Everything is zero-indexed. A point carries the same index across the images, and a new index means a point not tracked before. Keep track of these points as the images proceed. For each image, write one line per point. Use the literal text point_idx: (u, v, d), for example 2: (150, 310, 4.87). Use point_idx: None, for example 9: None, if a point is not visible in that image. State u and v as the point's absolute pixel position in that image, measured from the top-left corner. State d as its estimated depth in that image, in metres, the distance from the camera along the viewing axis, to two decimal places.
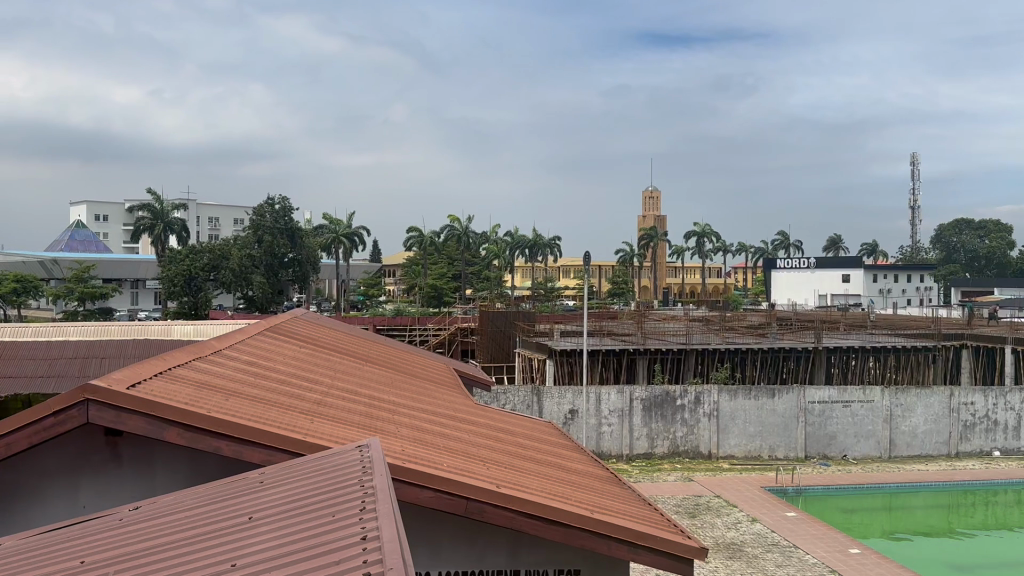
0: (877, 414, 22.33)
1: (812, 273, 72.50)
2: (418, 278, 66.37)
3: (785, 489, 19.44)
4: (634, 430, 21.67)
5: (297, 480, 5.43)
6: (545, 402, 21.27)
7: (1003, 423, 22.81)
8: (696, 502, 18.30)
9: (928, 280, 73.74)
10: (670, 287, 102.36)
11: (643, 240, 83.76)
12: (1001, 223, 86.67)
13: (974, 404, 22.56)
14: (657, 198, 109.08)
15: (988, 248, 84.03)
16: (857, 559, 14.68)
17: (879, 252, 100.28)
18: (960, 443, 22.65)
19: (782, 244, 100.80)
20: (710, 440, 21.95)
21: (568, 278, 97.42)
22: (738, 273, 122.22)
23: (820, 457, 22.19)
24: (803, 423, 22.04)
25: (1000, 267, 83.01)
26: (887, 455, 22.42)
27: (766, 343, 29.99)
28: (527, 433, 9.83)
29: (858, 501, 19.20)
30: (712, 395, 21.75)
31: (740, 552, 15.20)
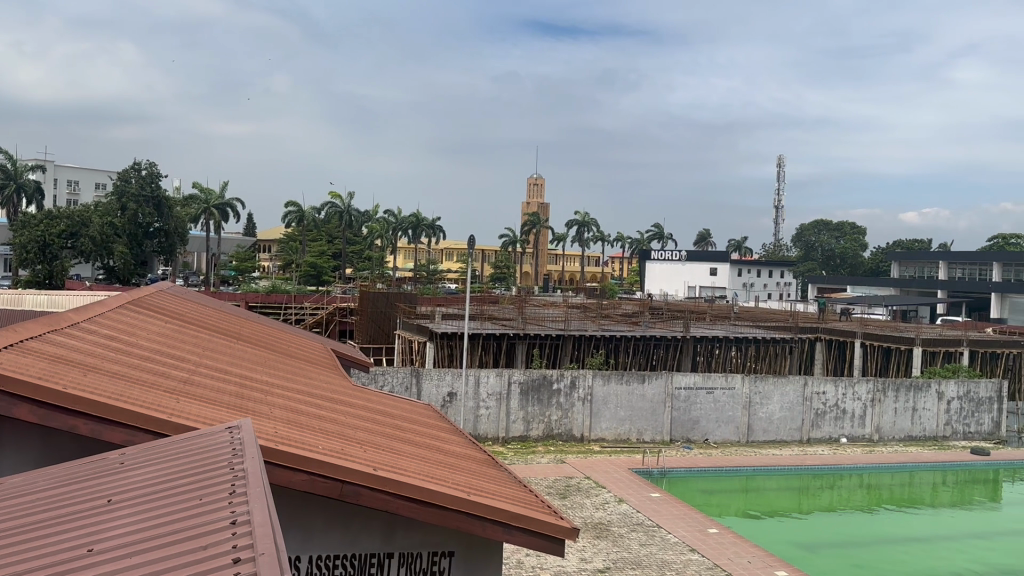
0: (738, 401, 23.56)
1: (682, 265, 75.81)
2: (295, 255, 64.61)
3: (650, 471, 20.20)
4: (511, 413, 21.92)
5: (161, 462, 5.16)
6: (423, 384, 21.16)
7: (850, 412, 24.52)
8: (567, 484, 18.75)
9: (788, 276, 78.10)
10: (550, 273, 104.13)
11: (525, 226, 84.64)
12: (856, 226, 92.61)
13: (825, 393, 24.18)
14: (541, 185, 110.46)
15: (843, 249, 89.85)
16: (714, 538, 15.44)
17: (746, 248, 105.51)
18: (811, 430, 24.18)
19: (657, 236, 104.40)
20: (583, 423, 22.49)
21: (450, 261, 97.31)
22: (615, 262, 125.90)
23: (683, 441, 23.18)
24: (669, 408, 22.96)
25: (853, 267, 88.99)
26: (745, 440, 23.67)
27: (640, 331, 31.02)
28: (404, 415, 9.74)
29: (717, 483, 20.21)
30: (587, 380, 22.31)
31: (607, 531, 15.69)
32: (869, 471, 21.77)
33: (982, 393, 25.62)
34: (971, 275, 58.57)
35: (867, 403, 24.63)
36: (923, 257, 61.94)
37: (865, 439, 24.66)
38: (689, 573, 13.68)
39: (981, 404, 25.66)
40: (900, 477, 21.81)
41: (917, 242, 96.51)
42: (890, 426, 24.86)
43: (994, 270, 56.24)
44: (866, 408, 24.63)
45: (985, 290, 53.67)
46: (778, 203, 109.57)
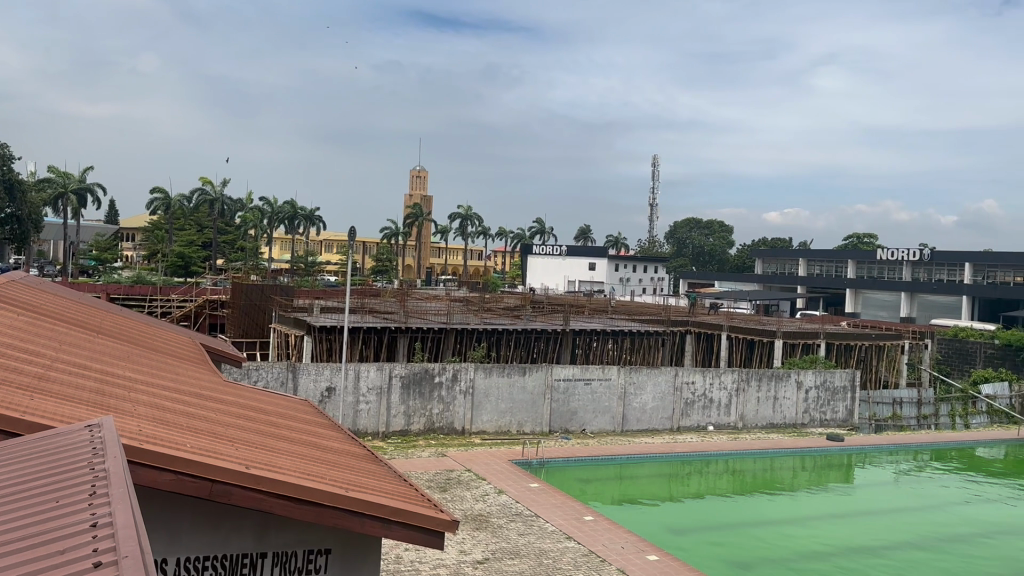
0: (614, 392, 24.22)
1: (563, 260, 77.47)
2: (162, 244, 61.35)
3: (530, 462, 20.48)
4: (392, 407, 21.68)
5: (13, 464, 4.76)
6: (300, 379, 20.57)
7: (717, 401, 25.69)
8: (448, 477, 18.72)
9: (662, 271, 80.93)
10: (432, 266, 103.72)
11: (408, 218, 83.81)
12: (724, 225, 97.01)
13: (694, 383, 25.26)
14: (423, 177, 109.68)
15: (712, 246, 93.93)
16: (590, 525, 15.82)
17: (623, 244, 108.61)
18: (681, 418, 25.17)
19: (538, 231, 105.87)
20: (464, 416, 22.51)
21: (329, 253, 95.17)
22: (497, 256, 126.81)
23: (562, 431, 23.61)
24: (549, 400, 23.35)
25: (721, 263, 93.23)
26: (620, 429, 24.37)
27: (521, 324, 31.38)
28: (280, 411, 9.44)
29: (593, 472, 20.71)
30: (469, 373, 22.34)
31: (486, 523, 15.78)
32: (734, 457, 22.90)
33: (837, 382, 27.39)
34: (828, 272, 62.54)
35: (733, 392, 25.87)
36: (784, 254, 65.55)
37: (730, 427, 25.89)
38: (566, 560, 13.95)
39: (836, 392, 27.43)
40: (763, 462, 23.05)
41: (780, 239, 101.92)
42: (753, 414, 26.23)
43: (848, 268, 60.25)
44: (732, 397, 25.88)
45: (840, 286, 57.41)
46: (653, 200, 113.21)
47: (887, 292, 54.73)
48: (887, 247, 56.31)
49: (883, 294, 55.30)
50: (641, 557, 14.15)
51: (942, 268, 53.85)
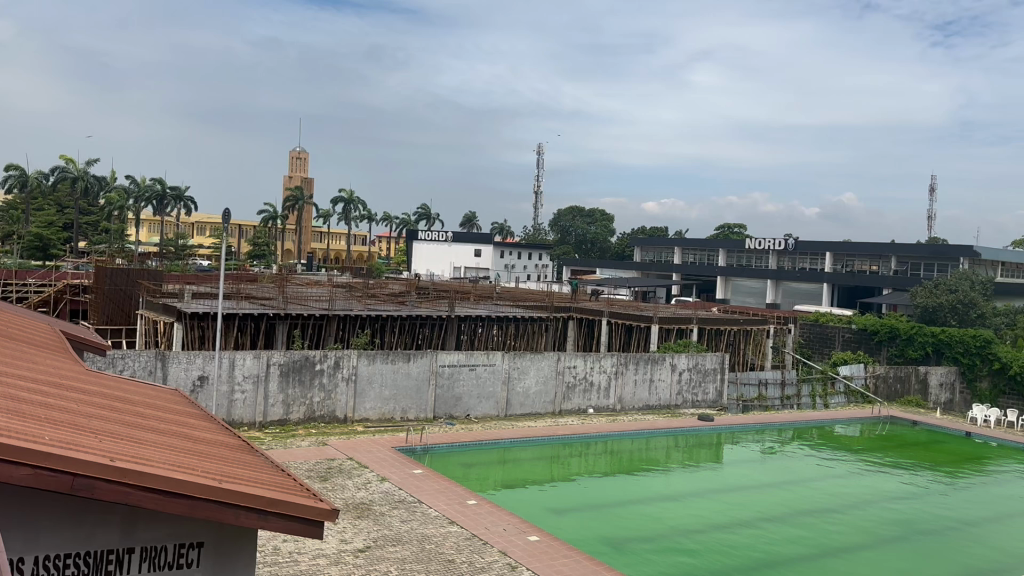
0: (498, 376, 24.45)
1: (449, 246, 77.31)
2: (17, 224, 57.02)
3: (413, 448, 20.40)
4: (269, 396, 21.07)
5: None
6: (170, 367, 19.67)
7: (597, 384, 26.38)
8: (329, 466, 18.40)
9: (546, 258, 82.14)
10: (314, 251, 101.30)
11: (288, 201, 81.42)
12: (605, 213, 99.30)
13: (576, 367, 25.85)
14: (304, 159, 106.67)
15: (595, 234, 95.93)
16: (473, 510, 15.93)
17: (508, 230, 109.42)
18: (563, 402, 25.69)
19: (423, 216, 105.20)
20: (346, 403, 22.14)
21: (204, 236, 91.24)
22: (381, 241, 125.16)
23: (446, 417, 23.62)
24: (433, 385, 23.31)
25: (603, 251, 95.44)
26: (504, 413, 24.62)
27: (404, 310, 31.13)
28: (148, 400, 9.01)
29: (475, 457, 20.85)
30: (351, 359, 22.00)
31: (368, 511, 15.63)
32: (612, 438, 23.60)
33: (708, 364, 28.70)
34: (701, 260, 65.28)
35: (612, 375, 26.64)
36: (662, 243, 67.80)
37: (609, 409, 26.65)
38: (448, 545, 14.00)
39: (707, 374, 28.74)
40: (640, 443, 23.85)
41: (657, 228, 105.33)
42: (631, 397, 27.11)
43: (720, 256, 63.06)
44: (611, 380, 26.64)
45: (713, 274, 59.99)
46: (537, 187, 114.47)
47: (755, 280, 57.65)
48: (755, 236, 59.24)
49: (751, 282, 58.22)
50: (523, 539, 14.38)
51: (806, 257, 57.19)
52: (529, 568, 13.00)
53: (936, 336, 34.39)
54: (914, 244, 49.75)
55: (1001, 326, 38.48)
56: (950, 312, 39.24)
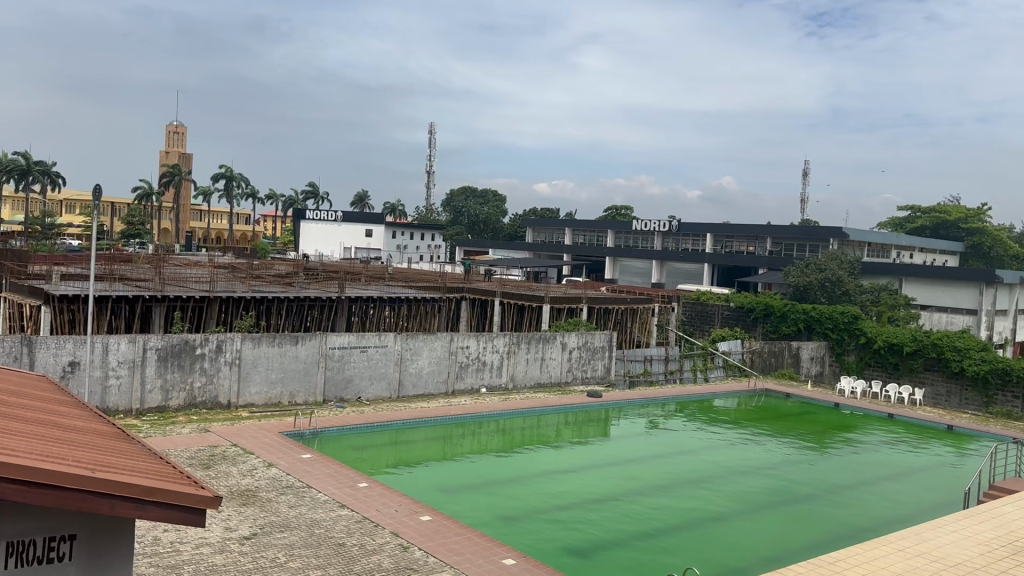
0: (389, 358, 24.23)
1: (338, 226, 75.77)
2: None
3: (302, 433, 20.00)
4: (147, 382, 20.15)
5: None
6: (37, 353, 18.48)
7: (490, 364, 26.58)
8: (212, 453, 17.80)
9: (438, 239, 81.78)
10: (194, 231, 97.19)
11: (165, 178, 77.70)
12: (497, 194, 99.65)
13: (469, 347, 25.97)
14: (183, 134, 101.91)
15: (487, 214, 96.16)
16: (363, 492, 15.81)
17: (399, 210, 108.22)
18: (455, 382, 25.75)
19: (311, 195, 102.66)
20: (230, 388, 21.45)
21: (73, 215, 85.98)
22: (267, 221, 121.45)
23: (336, 400, 23.25)
24: (322, 367, 22.88)
25: (495, 232, 95.86)
26: (395, 395, 24.44)
27: (292, 291, 30.38)
28: (12, 388, 8.47)
29: (367, 439, 20.64)
30: (235, 343, 21.32)
31: (254, 497, 15.25)
32: (504, 417, 23.87)
33: (597, 343, 29.42)
34: (590, 241, 66.63)
35: (504, 355, 26.91)
36: (553, 224, 68.68)
37: (502, 387, 26.90)
38: (338, 528, 13.85)
39: (596, 352, 29.46)
40: (531, 420, 24.22)
41: (548, 209, 106.54)
42: (523, 375, 27.46)
43: (608, 237, 64.53)
44: (503, 359, 26.90)
45: (602, 255, 61.29)
46: (429, 166, 113.56)
47: (642, 261, 59.30)
48: (642, 218, 60.88)
49: (637, 262, 59.89)
50: (414, 519, 14.39)
51: (688, 238, 59.28)
52: (421, 548, 13.02)
53: (809, 313, 36.34)
54: (789, 226, 52.34)
55: (865, 302, 41.08)
56: (820, 291, 41.64)
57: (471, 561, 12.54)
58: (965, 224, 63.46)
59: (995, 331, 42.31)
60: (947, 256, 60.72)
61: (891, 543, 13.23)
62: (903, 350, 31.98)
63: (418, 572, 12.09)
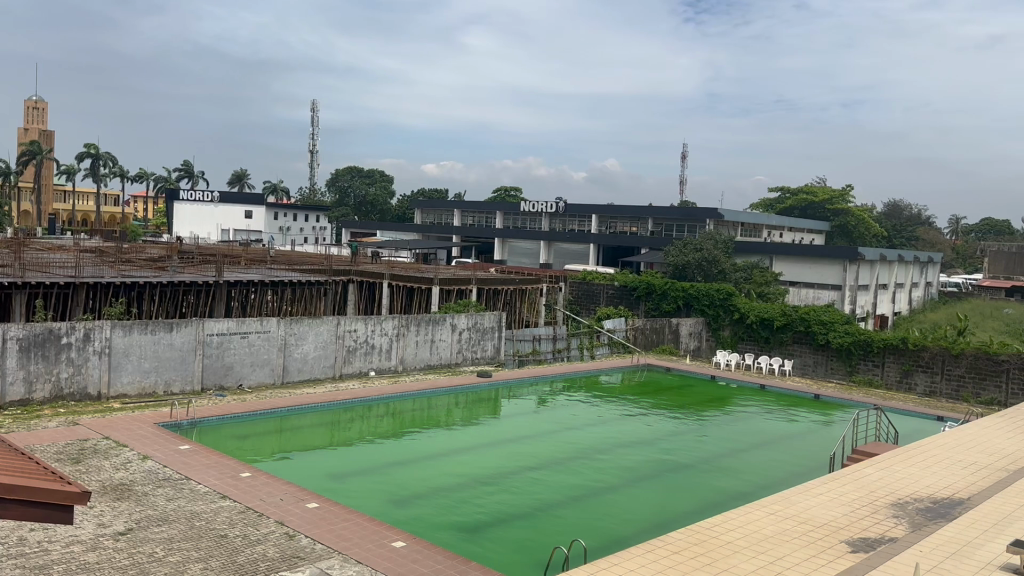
0: (272, 343, 23.57)
1: (215, 207, 72.87)
2: None
3: (180, 424, 19.20)
4: (7, 374, 18.85)
5: None
6: None
7: (378, 347, 26.28)
8: (82, 447, 16.85)
9: (323, 220, 79.96)
10: (57, 213, 91.21)
11: (24, 156, 72.45)
12: (384, 175, 98.20)
13: (356, 330, 25.59)
14: (42, 109, 95.21)
15: (373, 195, 94.66)
16: (246, 482, 15.37)
17: (282, 190, 105.01)
18: (343, 366, 25.33)
19: (187, 175, 98.18)
20: (100, 378, 20.32)
21: None
22: (138, 202, 115.35)
23: (216, 389, 22.44)
24: (200, 355, 22.02)
25: (382, 213, 94.62)
26: (279, 381, 23.82)
27: (165, 276, 29.02)
28: None
29: (249, 428, 20.04)
30: (104, 331, 20.20)
31: (129, 491, 14.56)
32: (393, 400, 23.70)
33: (486, 323, 29.63)
34: (479, 223, 66.81)
35: (393, 337, 26.66)
36: (441, 205, 68.33)
37: (391, 370, 26.68)
38: (220, 519, 13.42)
39: (485, 333, 29.67)
40: (420, 402, 24.15)
41: (435, 190, 105.95)
42: (412, 357, 27.32)
43: (497, 218, 64.86)
44: (392, 342, 26.66)
45: (490, 236, 61.49)
46: (313, 146, 110.53)
47: (530, 242, 59.90)
48: (529, 199, 61.48)
49: (525, 243, 60.51)
50: (301, 507, 14.12)
51: (574, 219, 60.32)
52: (308, 536, 12.79)
53: (687, 290, 37.70)
54: (669, 207, 54.06)
55: (739, 280, 42.97)
56: (697, 269, 43.33)
57: (360, 546, 12.42)
58: (829, 205, 67.28)
59: (857, 305, 45.37)
60: (813, 234, 64.40)
61: (764, 508, 13.96)
62: (774, 324, 33.68)
63: (304, 559, 11.87)
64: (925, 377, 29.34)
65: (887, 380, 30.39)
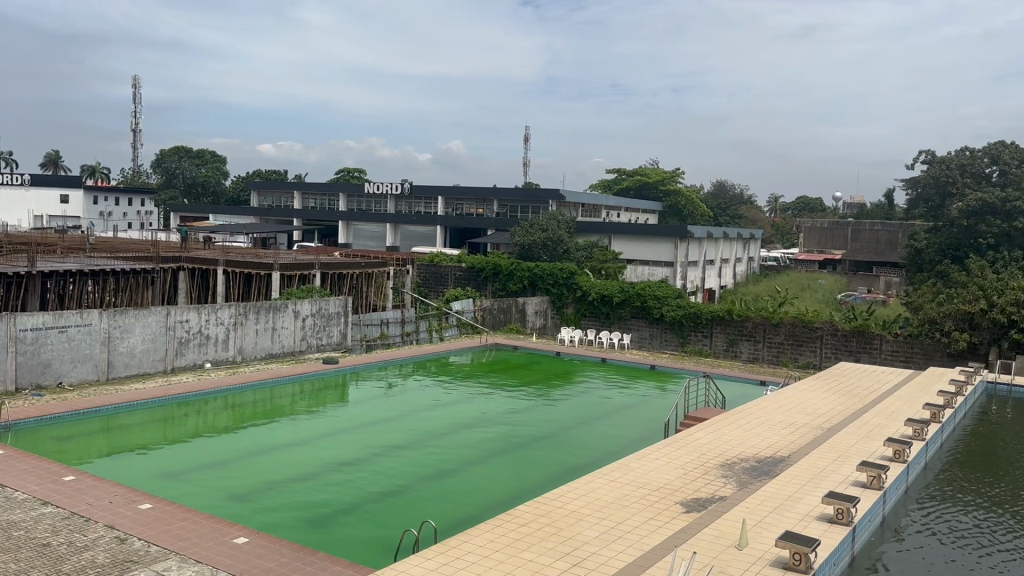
0: (95, 338, 22.03)
1: (26, 191, 65.77)
2: None
3: None
4: None
5: None
6: None
7: (214, 337, 25.15)
8: None
9: (150, 204, 75.27)
10: None
11: None
12: (216, 155, 93.52)
13: (189, 321, 24.35)
14: None
15: (205, 176, 89.98)
16: (70, 486, 14.32)
17: (101, 172, 97.79)
18: (175, 359, 24.06)
19: None
20: None
21: None
22: None
23: (32, 388, 20.70)
24: (12, 353, 20.22)
25: (215, 195, 90.32)
26: (104, 377, 22.31)
27: None
28: None
29: (71, 429, 18.65)
30: None
31: None
32: (232, 393, 22.81)
33: (330, 309, 29.07)
34: (321, 205, 65.12)
35: (230, 327, 25.60)
36: (279, 187, 65.95)
37: (228, 361, 25.61)
38: (41, 528, 12.43)
39: (330, 318, 29.13)
40: (261, 393, 23.36)
41: (274, 171, 102.25)
42: (251, 346, 26.35)
43: (340, 201, 63.46)
44: (229, 332, 25.59)
45: (332, 219, 60.13)
46: (137, 125, 103.40)
47: (374, 224, 59.09)
48: (373, 181, 60.58)
49: (370, 226, 59.61)
50: (132, 509, 13.34)
51: (420, 201, 60.02)
52: (141, 538, 12.11)
53: (532, 270, 38.54)
54: (513, 188, 54.93)
55: (581, 258, 44.42)
56: (542, 249, 44.34)
57: (200, 545, 11.89)
58: (662, 185, 70.66)
59: (688, 280, 48.14)
60: (648, 214, 67.51)
61: (606, 475, 14.57)
62: (613, 300, 35.07)
63: (138, 563, 11.24)
64: (749, 345, 31.57)
65: (715, 348, 32.46)
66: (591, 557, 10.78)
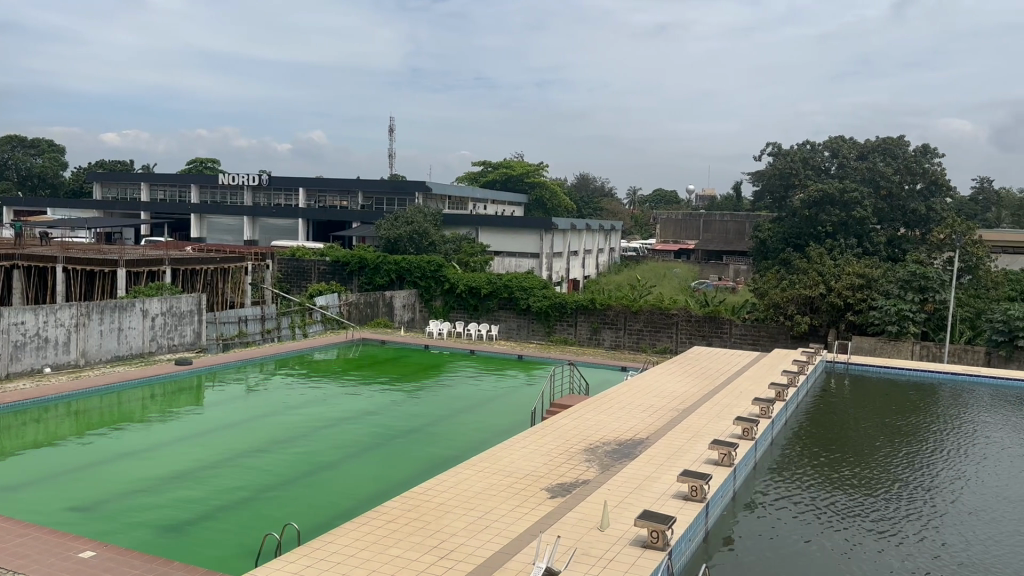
0: None
1: None
2: None
3: None
4: None
5: None
6: None
7: (53, 340, 23.47)
8: None
9: None
10: None
11: None
12: (53, 144, 86.97)
13: (24, 323, 22.58)
14: None
15: (41, 167, 83.38)
16: None
17: None
18: (10, 364, 22.27)
19: None
20: None
21: None
22: None
23: None
24: None
25: (54, 187, 84.02)
26: None
27: None
28: None
29: None
30: None
31: None
32: (76, 399, 21.40)
33: (183, 307, 27.79)
34: (173, 197, 61.89)
35: (71, 328, 24.00)
36: (125, 178, 62.10)
37: (70, 365, 24.01)
38: None
39: (182, 317, 27.85)
40: (109, 398, 22.04)
41: (120, 162, 96.16)
42: (95, 349, 24.79)
43: (193, 192, 60.51)
44: (71, 333, 24.00)
45: (186, 212, 57.28)
46: None
47: (231, 217, 56.85)
48: (228, 172, 58.16)
49: (226, 219, 57.22)
50: None
51: (280, 193, 58.20)
52: None
53: (398, 264, 38.21)
54: (378, 180, 54.24)
55: (449, 251, 44.37)
56: (409, 242, 44.04)
57: (41, 562, 11.10)
58: (527, 178, 71.41)
59: (552, 271, 49.25)
60: (513, 206, 68.38)
61: (472, 466, 14.69)
62: (481, 292, 35.32)
63: None
64: (611, 332, 32.63)
65: (579, 337, 33.34)
66: (458, 549, 10.86)
